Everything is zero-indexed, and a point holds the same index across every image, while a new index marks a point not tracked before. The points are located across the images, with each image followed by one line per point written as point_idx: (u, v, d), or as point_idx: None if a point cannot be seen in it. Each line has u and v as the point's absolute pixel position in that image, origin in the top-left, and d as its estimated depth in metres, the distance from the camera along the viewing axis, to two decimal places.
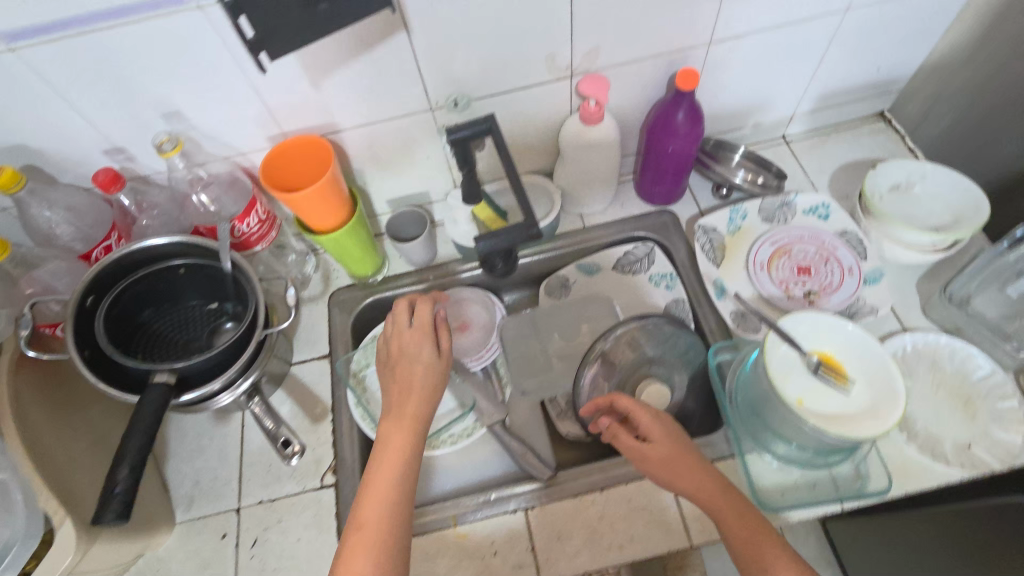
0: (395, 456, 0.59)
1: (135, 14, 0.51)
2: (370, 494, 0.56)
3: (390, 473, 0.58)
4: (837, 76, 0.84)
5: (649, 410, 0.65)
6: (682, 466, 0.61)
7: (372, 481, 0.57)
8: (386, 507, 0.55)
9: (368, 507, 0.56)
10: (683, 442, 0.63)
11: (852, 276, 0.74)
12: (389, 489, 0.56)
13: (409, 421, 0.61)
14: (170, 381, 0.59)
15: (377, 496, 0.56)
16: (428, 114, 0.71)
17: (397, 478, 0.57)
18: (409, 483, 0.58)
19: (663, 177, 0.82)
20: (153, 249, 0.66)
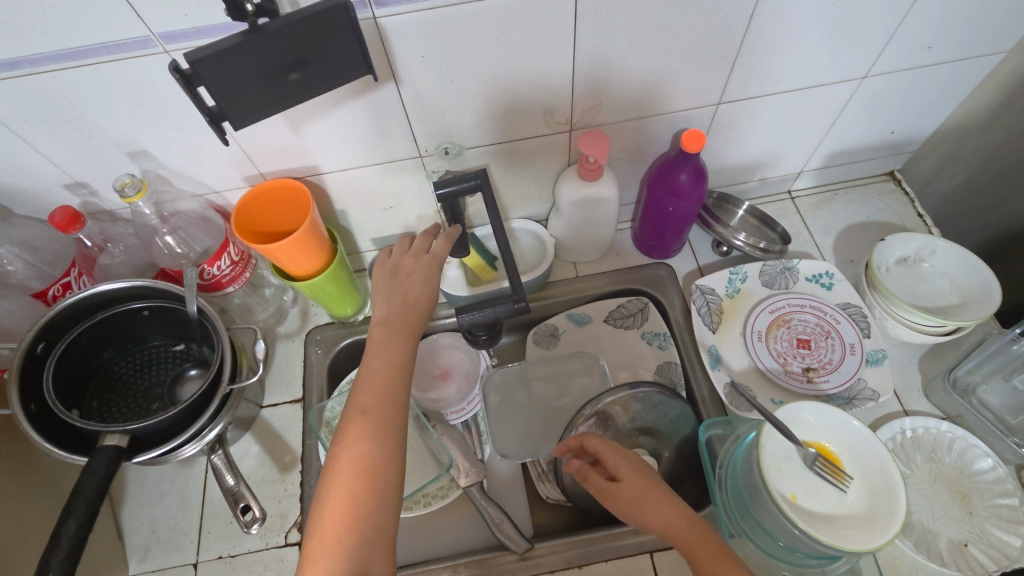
0: (381, 372, 0.54)
1: (93, 57, 0.47)
2: (353, 425, 0.51)
3: (380, 394, 0.52)
4: (847, 137, 0.81)
5: (617, 447, 0.58)
6: (656, 508, 0.54)
7: (355, 407, 0.52)
8: (368, 446, 0.50)
9: (349, 438, 0.50)
10: (658, 482, 0.56)
11: (853, 353, 0.71)
12: (374, 422, 0.51)
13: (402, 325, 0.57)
14: (121, 445, 0.54)
15: (361, 427, 0.51)
16: (416, 160, 0.67)
17: (384, 396, 0.52)
18: (395, 389, 0.53)
19: (661, 233, 0.79)
20: (115, 291, 0.61)
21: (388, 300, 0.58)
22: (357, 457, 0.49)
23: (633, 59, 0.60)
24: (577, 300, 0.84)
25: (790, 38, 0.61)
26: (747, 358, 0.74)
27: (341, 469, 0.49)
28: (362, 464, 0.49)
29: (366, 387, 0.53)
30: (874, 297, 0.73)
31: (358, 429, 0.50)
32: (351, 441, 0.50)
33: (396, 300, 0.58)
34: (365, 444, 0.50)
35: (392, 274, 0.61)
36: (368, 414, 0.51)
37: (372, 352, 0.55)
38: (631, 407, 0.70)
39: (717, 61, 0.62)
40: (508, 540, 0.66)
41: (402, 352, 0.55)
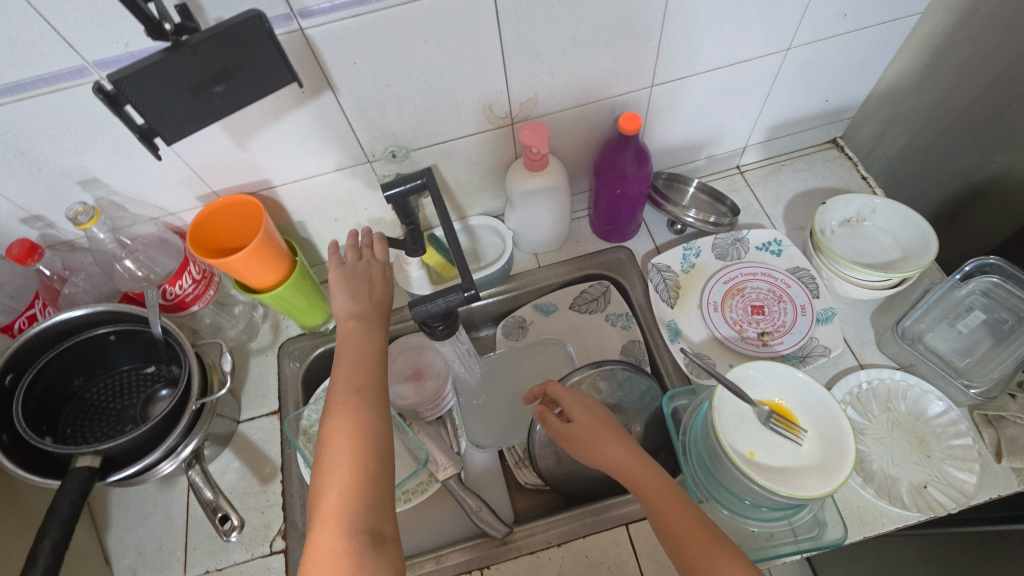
0: (355, 359, 0.56)
1: (31, 90, 0.49)
2: (338, 404, 0.53)
3: (365, 374, 0.55)
4: (784, 109, 0.84)
5: (576, 395, 0.62)
6: (601, 446, 0.57)
7: (338, 391, 0.54)
8: (355, 420, 0.52)
9: (338, 416, 0.52)
10: (610, 422, 0.59)
11: (805, 314, 0.74)
12: (356, 400, 0.53)
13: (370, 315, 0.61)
14: (93, 465, 0.55)
15: (346, 405, 0.53)
16: (366, 165, 0.69)
17: (360, 376, 0.55)
18: (372, 371, 0.56)
19: (614, 216, 0.82)
20: (80, 319, 0.63)
21: (346, 299, 0.62)
22: (347, 431, 0.51)
23: (561, 50, 0.62)
24: (541, 290, 0.86)
25: (709, 17, 0.64)
26: (706, 328, 0.76)
27: (333, 446, 0.50)
28: (351, 436, 0.51)
29: (345, 371, 0.55)
30: (820, 258, 0.76)
31: (344, 406, 0.53)
32: (339, 418, 0.52)
33: (356, 297, 0.62)
34: (351, 419, 0.52)
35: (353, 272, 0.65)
36: (349, 393, 0.54)
37: (345, 341, 0.58)
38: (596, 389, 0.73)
39: (643, 44, 0.65)
40: (487, 525, 0.68)
41: (373, 339, 0.59)
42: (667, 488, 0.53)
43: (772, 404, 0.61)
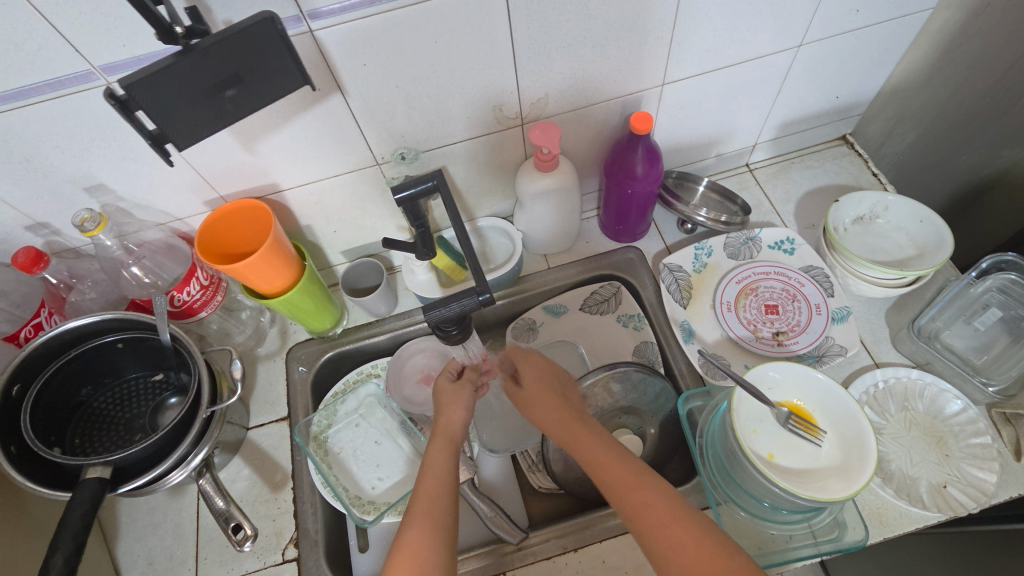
0: (438, 479, 0.57)
1: (36, 95, 0.48)
2: (416, 516, 0.54)
3: (434, 496, 0.56)
4: (794, 106, 0.83)
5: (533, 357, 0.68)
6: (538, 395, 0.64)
7: (417, 504, 0.55)
8: (429, 537, 0.52)
9: (412, 529, 0.53)
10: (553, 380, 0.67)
11: (820, 313, 0.73)
12: (433, 518, 0.54)
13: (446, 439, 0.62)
14: (104, 476, 0.54)
15: (422, 518, 0.54)
16: (375, 168, 0.68)
17: (441, 494, 0.56)
18: (449, 491, 0.57)
19: (624, 216, 0.81)
20: (87, 327, 0.62)
21: (438, 424, 0.63)
22: (419, 546, 0.52)
23: (572, 48, 0.61)
24: (552, 291, 0.85)
25: (721, 15, 0.63)
26: (719, 329, 0.75)
27: (404, 558, 0.51)
28: (422, 552, 0.51)
29: (426, 490, 0.56)
30: (834, 257, 0.75)
31: (419, 520, 0.53)
32: (411, 530, 0.53)
33: (455, 422, 0.63)
34: (422, 532, 0.52)
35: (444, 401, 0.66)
36: (427, 511, 0.54)
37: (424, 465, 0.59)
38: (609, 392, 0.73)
39: (654, 43, 0.64)
40: (502, 531, 0.67)
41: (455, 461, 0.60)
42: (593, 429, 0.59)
43: (790, 405, 0.61)
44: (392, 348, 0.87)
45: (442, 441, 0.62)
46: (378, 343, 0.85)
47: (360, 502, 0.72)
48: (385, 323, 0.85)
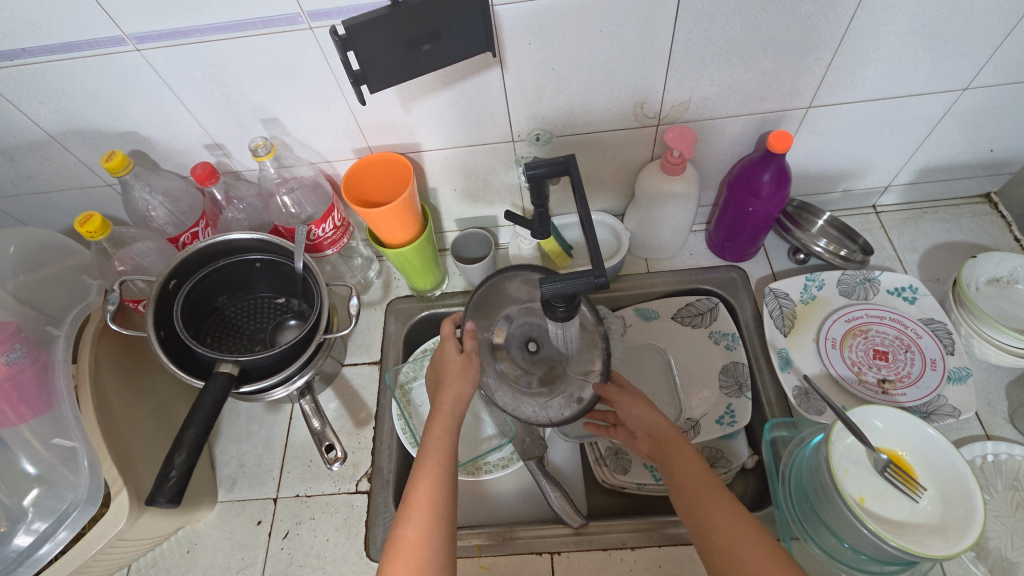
0: (435, 467, 0.56)
1: (250, 29, 0.55)
2: (414, 509, 0.54)
3: (430, 487, 0.55)
4: (942, 152, 0.79)
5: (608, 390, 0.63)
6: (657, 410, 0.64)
7: (413, 495, 0.55)
8: (423, 529, 0.52)
9: (411, 524, 0.53)
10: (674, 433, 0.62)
11: (935, 369, 0.69)
12: (428, 512, 0.53)
13: (443, 422, 0.60)
14: (232, 372, 0.60)
15: (419, 513, 0.53)
16: (509, 144, 0.72)
17: (434, 485, 0.55)
18: (445, 483, 0.56)
19: (737, 234, 0.80)
20: (237, 243, 0.69)
21: (438, 399, 0.61)
22: (416, 542, 0.52)
23: (728, 57, 0.62)
24: (646, 295, 0.86)
25: (888, 44, 0.62)
26: (819, 364, 0.74)
27: (400, 553, 0.51)
28: (421, 546, 0.51)
29: (422, 482, 0.55)
30: (960, 312, 0.71)
31: (418, 510, 0.53)
32: (408, 524, 0.53)
33: (455, 400, 0.60)
34: (418, 526, 0.52)
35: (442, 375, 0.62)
36: (423, 501, 0.54)
37: (421, 454, 0.58)
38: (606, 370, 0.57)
39: (811, 63, 0.63)
40: (564, 512, 0.69)
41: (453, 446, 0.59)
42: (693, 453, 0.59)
43: (890, 450, 0.58)
44: None
45: (439, 424, 0.59)
46: None
47: None
48: None
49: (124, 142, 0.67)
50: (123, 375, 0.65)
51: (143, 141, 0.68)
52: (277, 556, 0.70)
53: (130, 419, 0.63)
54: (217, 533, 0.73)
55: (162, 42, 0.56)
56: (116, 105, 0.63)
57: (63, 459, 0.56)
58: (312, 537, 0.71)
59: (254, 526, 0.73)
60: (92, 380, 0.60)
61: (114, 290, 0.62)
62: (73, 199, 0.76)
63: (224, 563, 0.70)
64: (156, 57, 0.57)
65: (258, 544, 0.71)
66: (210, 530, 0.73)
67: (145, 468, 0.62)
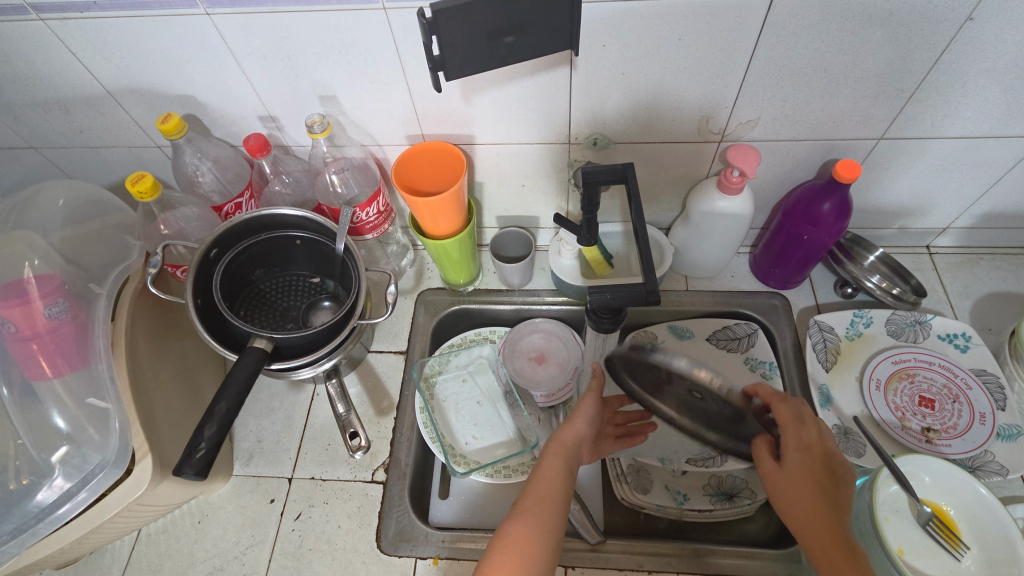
0: (554, 477, 0.56)
1: (323, 4, 0.54)
2: (526, 507, 0.54)
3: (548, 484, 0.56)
4: (1010, 199, 0.76)
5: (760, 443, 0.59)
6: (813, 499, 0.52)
7: (528, 497, 0.56)
8: (534, 527, 0.53)
9: (519, 520, 0.53)
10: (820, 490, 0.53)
11: (983, 423, 0.66)
12: (541, 513, 0.54)
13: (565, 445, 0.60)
14: (265, 349, 0.59)
15: (529, 512, 0.54)
16: (565, 146, 0.71)
17: (550, 493, 0.55)
18: (561, 495, 0.56)
19: (785, 261, 0.78)
20: (280, 218, 0.68)
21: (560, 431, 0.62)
22: (525, 539, 0.52)
23: (807, 78, 0.59)
24: (682, 313, 0.84)
25: (978, 81, 0.59)
26: (860, 404, 0.71)
27: (508, 545, 0.51)
28: (528, 546, 0.51)
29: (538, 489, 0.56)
30: (1016, 368, 0.68)
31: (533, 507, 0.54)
32: (523, 520, 0.53)
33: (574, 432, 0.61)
34: (523, 523, 0.53)
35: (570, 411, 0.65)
36: (536, 502, 0.55)
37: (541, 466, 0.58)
38: None
39: (891, 94, 0.61)
40: (581, 527, 0.67)
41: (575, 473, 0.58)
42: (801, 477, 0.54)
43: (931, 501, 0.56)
44: (511, 321, 0.89)
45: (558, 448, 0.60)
46: (501, 312, 0.87)
47: (453, 452, 0.74)
48: (513, 295, 0.87)
49: (179, 106, 0.67)
50: (156, 340, 0.64)
51: (199, 106, 0.67)
52: (288, 537, 0.69)
53: (158, 383, 0.62)
54: (229, 507, 0.72)
55: (232, 9, 0.55)
56: (178, 67, 0.62)
57: (93, 418, 0.56)
58: (325, 522, 0.70)
59: (267, 504, 0.72)
60: (128, 339, 0.60)
61: (156, 254, 0.61)
62: (120, 157, 0.76)
63: (234, 538, 0.70)
64: (224, 24, 0.56)
65: (270, 522, 0.70)
66: (224, 502, 0.72)
67: (170, 435, 0.61)
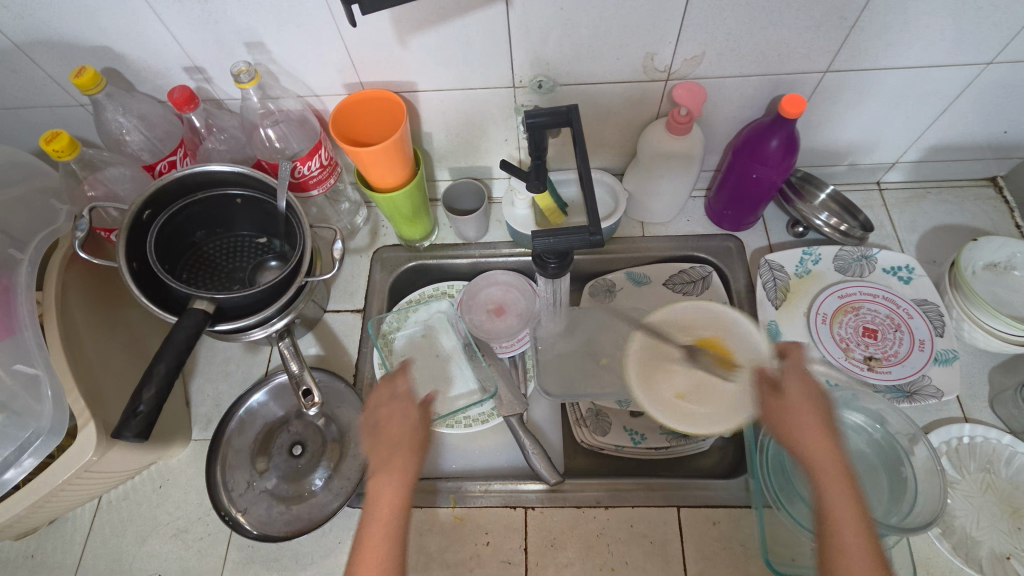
0: (398, 489, 0.56)
1: None
2: (363, 569, 0.51)
3: (381, 544, 0.53)
4: (955, 131, 0.76)
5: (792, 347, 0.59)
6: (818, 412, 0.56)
7: (364, 548, 0.53)
8: None
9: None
10: (823, 413, 0.56)
11: (922, 350, 0.69)
12: (391, 533, 0.54)
13: (397, 474, 0.57)
14: (207, 310, 0.57)
15: (369, 559, 0.52)
16: (510, 91, 0.69)
17: (383, 549, 0.53)
18: (397, 539, 0.54)
19: (737, 203, 0.78)
20: (215, 175, 0.65)
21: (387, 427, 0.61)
22: (380, 538, 0.53)
23: (749, 8, 0.58)
24: (638, 259, 0.84)
25: (917, 6, 0.58)
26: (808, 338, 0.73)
27: (366, 543, 0.53)
28: None
29: (382, 502, 0.55)
30: (955, 296, 0.70)
31: (378, 516, 0.54)
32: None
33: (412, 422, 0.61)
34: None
35: (374, 429, 0.61)
36: (373, 546, 0.53)
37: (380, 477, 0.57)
38: (276, 418, 0.74)
39: (833, 25, 0.60)
40: (541, 470, 0.69)
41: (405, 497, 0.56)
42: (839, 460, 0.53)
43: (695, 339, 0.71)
44: (470, 275, 0.88)
45: (392, 472, 0.57)
46: (459, 266, 0.86)
47: None
48: (470, 248, 0.86)
49: (95, 58, 0.63)
50: (92, 307, 0.63)
51: (116, 59, 0.63)
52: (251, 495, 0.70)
53: (102, 353, 0.61)
54: (190, 470, 0.72)
55: None
56: (84, 16, 0.58)
57: (27, 386, 0.55)
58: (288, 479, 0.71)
59: None
60: (59, 309, 0.58)
61: (83, 216, 0.57)
62: (41, 117, 0.71)
63: (196, 501, 0.70)
64: None
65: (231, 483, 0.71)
66: (183, 467, 0.72)
67: (116, 402, 0.61)
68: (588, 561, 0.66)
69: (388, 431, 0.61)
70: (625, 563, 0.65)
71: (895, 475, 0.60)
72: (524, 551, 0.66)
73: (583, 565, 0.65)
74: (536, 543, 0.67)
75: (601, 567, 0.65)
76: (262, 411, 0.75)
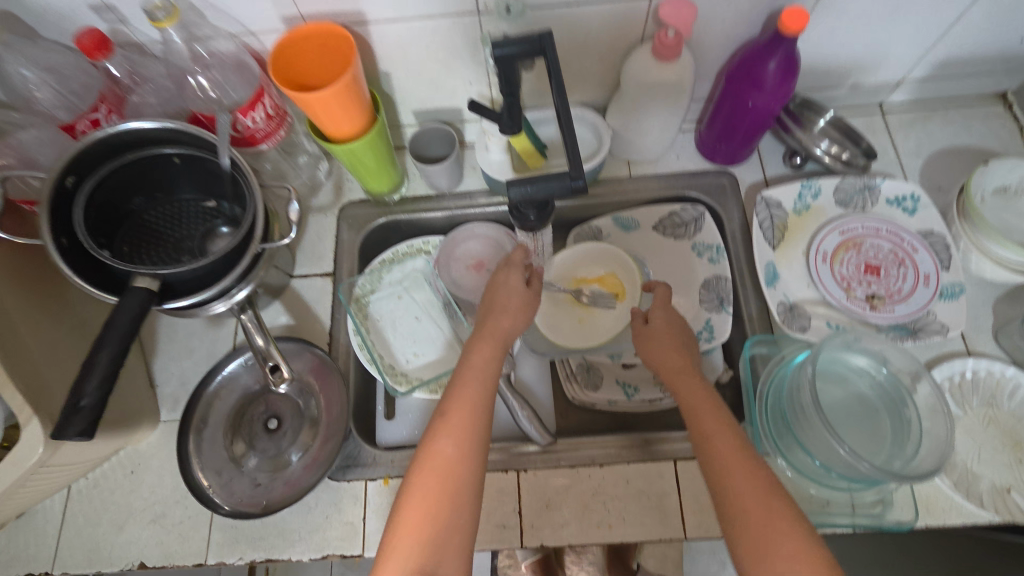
0: (480, 368, 0.54)
1: None
2: (449, 424, 0.51)
3: (468, 411, 0.51)
4: (967, 42, 0.69)
5: (657, 284, 0.62)
6: (673, 347, 0.57)
7: (450, 408, 0.52)
8: (461, 447, 0.50)
9: (446, 438, 0.50)
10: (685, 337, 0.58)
11: (926, 285, 0.66)
12: (470, 414, 0.51)
13: (492, 338, 0.57)
14: (151, 288, 0.52)
15: (455, 427, 0.51)
16: (474, 17, 0.60)
17: (475, 401, 0.52)
18: (485, 406, 0.52)
19: (731, 135, 0.71)
20: (144, 133, 0.58)
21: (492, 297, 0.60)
22: (450, 457, 0.49)
23: None
24: (625, 203, 0.78)
25: None
26: (808, 278, 0.69)
27: (431, 464, 0.49)
28: (452, 468, 0.49)
29: (469, 371, 0.54)
30: (963, 226, 0.68)
31: (465, 391, 0.53)
32: (445, 440, 0.50)
33: (507, 312, 0.58)
34: (457, 444, 0.50)
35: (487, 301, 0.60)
36: (460, 416, 0.51)
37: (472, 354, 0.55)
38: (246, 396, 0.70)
39: None
40: (533, 432, 0.66)
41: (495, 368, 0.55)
42: (702, 390, 0.53)
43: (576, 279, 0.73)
44: (446, 228, 0.82)
45: (485, 338, 0.57)
46: (433, 220, 0.80)
47: (393, 372, 0.72)
48: (444, 200, 0.79)
49: None
50: (24, 290, 0.56)
51: None
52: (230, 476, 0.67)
53: (42, 340, 0.56)
54: (162, 453, 0.68)
55: None
56: None
57: None
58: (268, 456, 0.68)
59: None
60: None
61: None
62: None
63: (172, 484, 0.67)
64: None
65: None
66: (154, 450, 0.68)
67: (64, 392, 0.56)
68: (584, 519, 0.64)
69: (491, 300, 0.60)
70: (622, 519, 0.64)
71: (898, 417, 0.57)
72: (518, 514, 0.64)
73: (579, 524, 0.64)
74: (531, 505, 0.65)
75: (599, 525, 0.64)
76: (229, 389, 0.70)
